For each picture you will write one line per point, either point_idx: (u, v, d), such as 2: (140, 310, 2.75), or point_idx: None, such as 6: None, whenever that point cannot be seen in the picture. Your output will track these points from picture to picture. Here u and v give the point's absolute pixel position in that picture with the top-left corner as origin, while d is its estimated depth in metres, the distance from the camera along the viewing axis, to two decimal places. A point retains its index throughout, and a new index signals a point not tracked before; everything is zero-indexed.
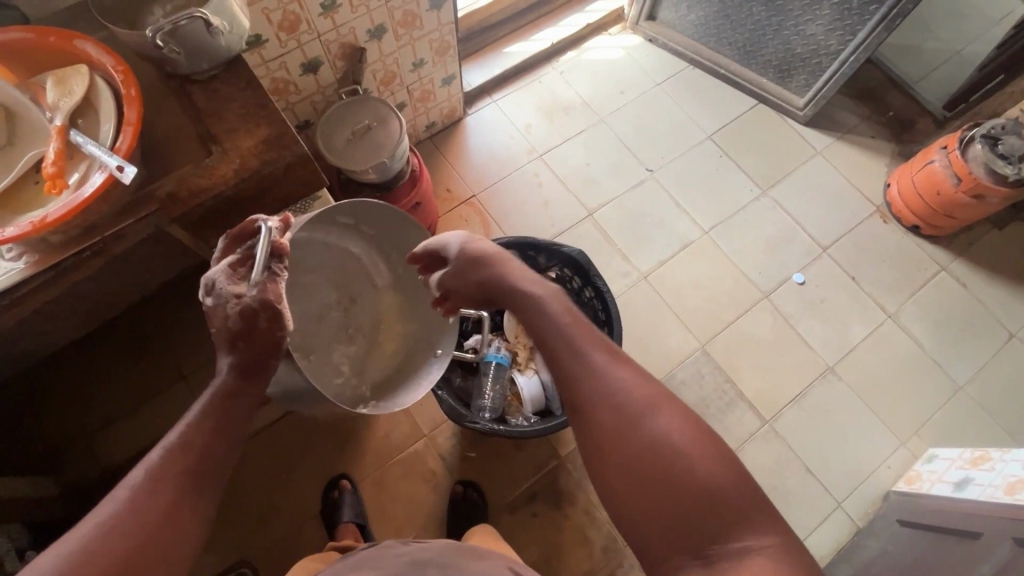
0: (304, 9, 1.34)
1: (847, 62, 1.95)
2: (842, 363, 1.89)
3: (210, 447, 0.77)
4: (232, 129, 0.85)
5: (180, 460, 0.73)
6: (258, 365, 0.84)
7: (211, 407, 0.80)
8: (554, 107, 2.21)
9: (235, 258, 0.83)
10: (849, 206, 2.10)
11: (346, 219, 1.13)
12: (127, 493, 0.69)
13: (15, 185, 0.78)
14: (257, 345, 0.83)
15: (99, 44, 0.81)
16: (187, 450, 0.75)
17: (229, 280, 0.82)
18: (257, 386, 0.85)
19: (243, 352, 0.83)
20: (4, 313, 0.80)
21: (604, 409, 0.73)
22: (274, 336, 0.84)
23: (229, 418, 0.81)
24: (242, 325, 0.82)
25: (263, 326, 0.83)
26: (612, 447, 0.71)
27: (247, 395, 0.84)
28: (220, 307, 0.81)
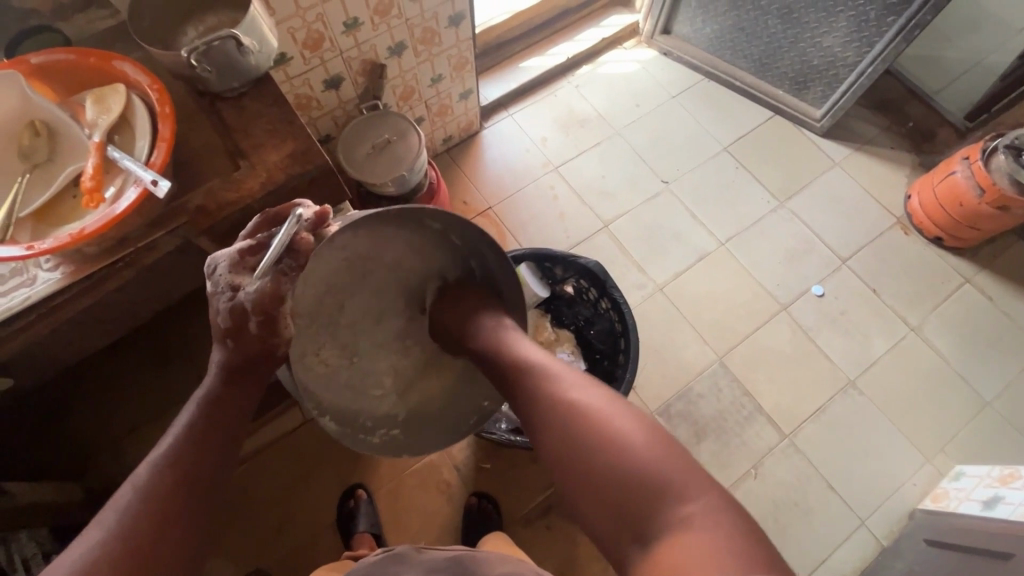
0: (328, 28, 1.38)
1: (864, 73, 1.94)
2: (863, 376, 1.86)
3: (212, 441, 0.82)
4: (260, 144, 0.88)
5: (189, 445, 0.80)
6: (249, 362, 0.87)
7: (203, 414, 0.84)
8: (570, 120, 2.23)
9: (251, 244, 0.81)
10: (868, 217, 2.08)
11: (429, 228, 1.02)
12: (146, 476, 0.77)
13: (54, 198, 0.81)
14: (251, 346, 0.86)
15: (136, 64, 0.85)
16: (179, 460, 0.79)
17: (233, 267, 0.82)
18: (251, 387, 0.89)
19: (241, 352, 0.86)
20: (41, 321, 0.83)
21: (553, 417, 0.83)
22: (269, 341, 0.87)
23: (221, 424, 0.85)
24: (240, 320, 0.83)
25: (253, 328, 0.84)
26: (560, 448, 0.80)
27: (242, 397, 0.88)
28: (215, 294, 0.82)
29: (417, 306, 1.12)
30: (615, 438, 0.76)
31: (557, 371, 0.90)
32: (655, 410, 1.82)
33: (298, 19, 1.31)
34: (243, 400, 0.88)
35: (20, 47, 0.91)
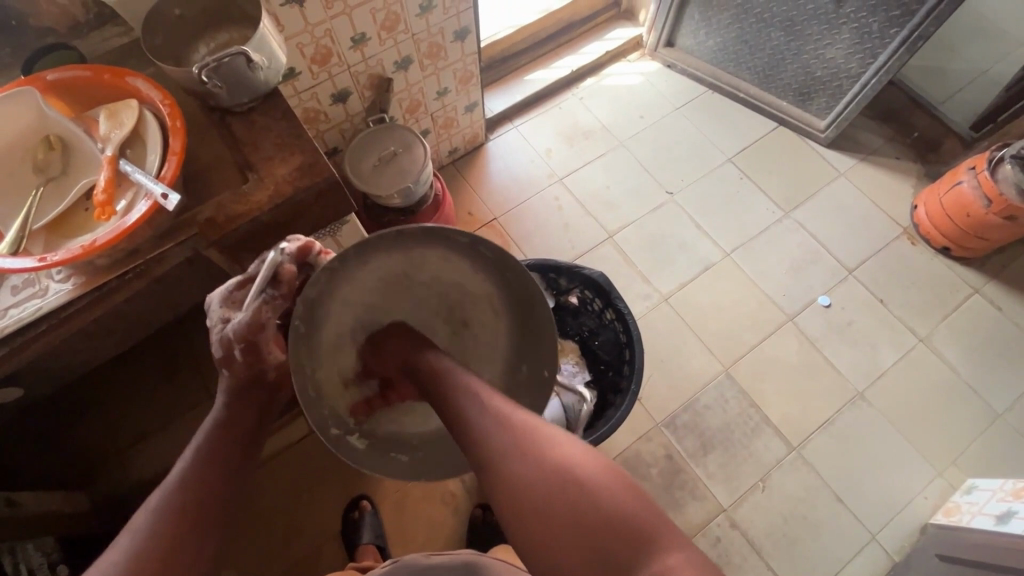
0: (336, 43, 1.41)
1: (868, 84, 1.95)
2: (872, 387, 1.84)
3: (221, 466, 0.81)
4: (268, 158, 0.90)
5: (197, 471, 0.79)
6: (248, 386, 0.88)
7: (209, 441, 0.83)
8: (574, 131, 2.25)
9: (239, 278, 0.84)
10: (875, 227, 2.07)
11: (463, 240, 0.92)
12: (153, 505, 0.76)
13: (67, 211, 0.83)
14: (244, 375, 0.87)
15: (148, 80, 0.87)
16: (190, 475, 0.79)
17: (226, 300, 0.84)
18: (254, 410, 0.88)
19: (238, 378, 0.87)
20: (52, 332, 0.85)
21: (518, 459, 0.77)
22: (260, 368, 0.87)
23: (228, 441, 0.84)
24: (230, 350, 0.84)
25: (241, 357, 0.85)
26: (528, 492, 0.75)
27: (243, 419, 0.87)
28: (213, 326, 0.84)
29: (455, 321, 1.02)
30: (589, 481, 0.74)
31: (506, 405, 0.83)
32: (662, 421, 1.80)
33: (307, 35, 1.33)
34: (246, 421, 0.87)
35: (37, 65, 0.93)
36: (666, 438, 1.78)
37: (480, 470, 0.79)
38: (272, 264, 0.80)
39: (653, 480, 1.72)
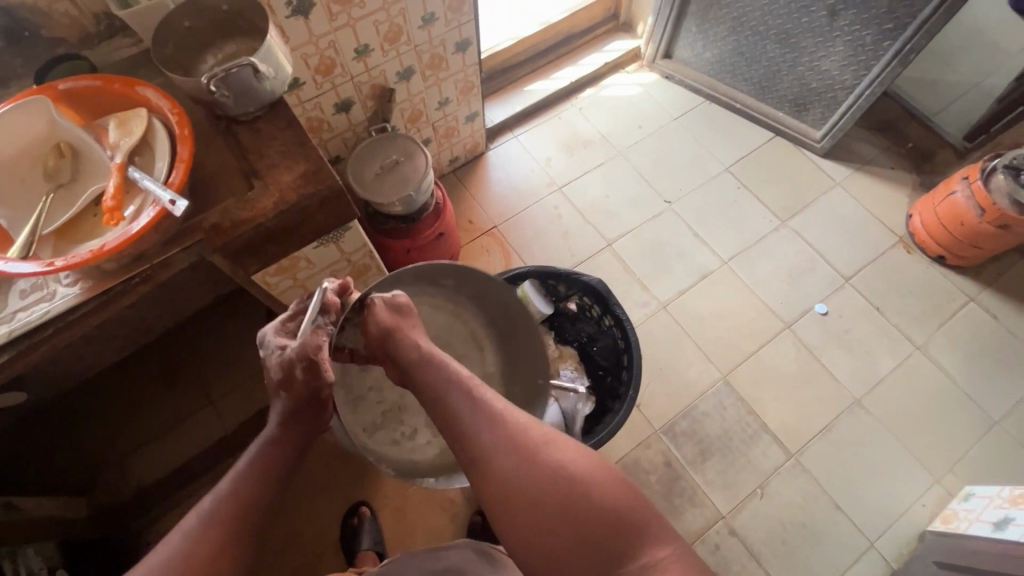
0: (340, 54, 1.43)
1: (862, 95, 1.98)
2: (869, 395, 1.85)
3: (262, 489, 0.83)
4: (273, 165, 0.92)
5: (237, 495, 0.80)
6: (297, 411, 0.90)
7: (255, 463, 0.85)
8: (573, 141, 2.28)
9: (287, 315, 0.93)
10: (871, 236, 2.09)
11: (450, 283, 1.25)
12: (192, 523, 0.77)
13: (76, 217, 0.84)
14: (299, 396, 0.89)
15: (158, 90, 0.89)
16: (237, 494, 0.80)
17: (277, 334, 0.91)
18: (304, 433, 0.92)
19: (291, 401, 0.90)
20: (58, 335, 0.86)
21: (505, 454, 0.81)
22: (313, 387, 0.90)
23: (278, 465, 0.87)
24: (287, 372, 0.88)
25: (302, 378, 0.88)
26: (516, 487, 0.79)
27: (293, 443, 0.89)
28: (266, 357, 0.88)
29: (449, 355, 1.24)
30: (576, 474, 0.79)
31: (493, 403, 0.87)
32: (660, 428, 1.81)
33: (311, 46, 1.36)
34: (295, 444, 0.90)
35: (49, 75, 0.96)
36: (665, 445, 1.79)
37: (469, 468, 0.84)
38: (322, 294, 0.92)
39: (651, 487, 1.72)
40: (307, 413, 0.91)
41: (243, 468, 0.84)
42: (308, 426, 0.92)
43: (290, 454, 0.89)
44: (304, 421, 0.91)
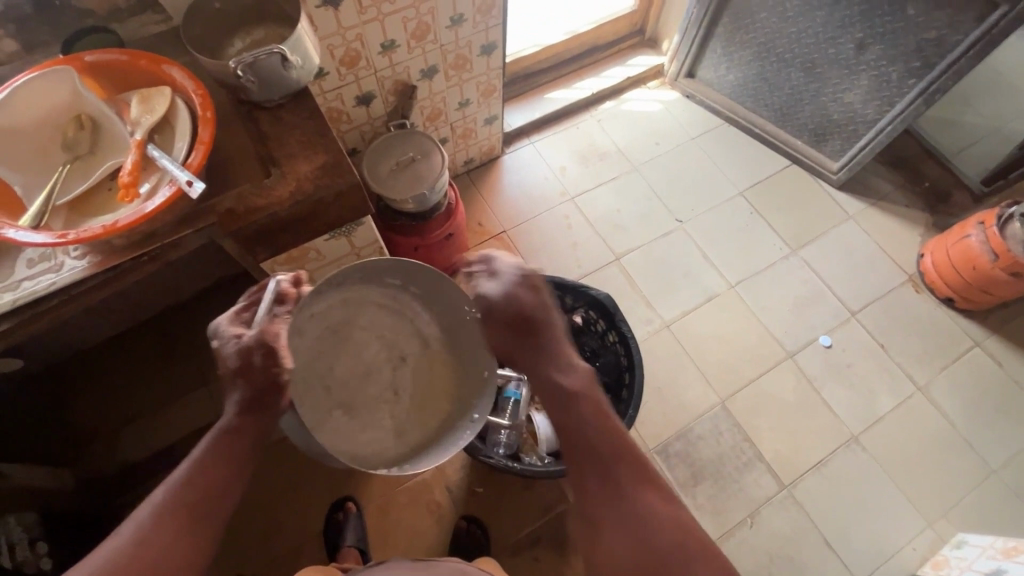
0: (365, 48, 1.43)
1: (883, 131, 1.97)
2: (867, 432, 1.83)
3: (209, 490, 0.79)
4: (291, 154, 0.91)
5: (187, 495, 0.77)
6: (258, 400, 0.88)
7: (201, 462, 0.81)
8: (589, 152, 2.27)
9: (241, 305, 0.91)
10: (880, 272, 2.08)
11: (394, 280, 1.21)
12: (131, 528, 0.73)
13: (91, 190, 0.84)
14: (261, 381, 0.88)
15: (184, 69, 0.89)
16: (192, 485, 0.78)
17: (232, 324, 0.90)
18: (266, 424, 0.89)
19: (252, 387, 0.87)
20: (63, 307, 0.85)
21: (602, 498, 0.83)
22: (273, 371, 0.88)
23: (235, 461, 0.84)
24: (248, 358, 0.86)
25: (260, 364, 0.87)
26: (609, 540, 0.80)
27: (253, 438, 0.87)
28: (222, 346, 0.87)
29: (398, 353, 1.21)
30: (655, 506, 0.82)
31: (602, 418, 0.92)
32: (654, 448, 1.80)
33: (338, 37, 1.36)
34: (257, 438, 0.88)
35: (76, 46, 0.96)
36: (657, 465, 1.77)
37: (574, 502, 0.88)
38: (279, 285, 0.94)
39: None
40: (271, 400, 0.89)
41: (199, 462, 0.81)
42: (271, 415, 0.90)
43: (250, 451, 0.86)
44: (269, 408, 0.89)
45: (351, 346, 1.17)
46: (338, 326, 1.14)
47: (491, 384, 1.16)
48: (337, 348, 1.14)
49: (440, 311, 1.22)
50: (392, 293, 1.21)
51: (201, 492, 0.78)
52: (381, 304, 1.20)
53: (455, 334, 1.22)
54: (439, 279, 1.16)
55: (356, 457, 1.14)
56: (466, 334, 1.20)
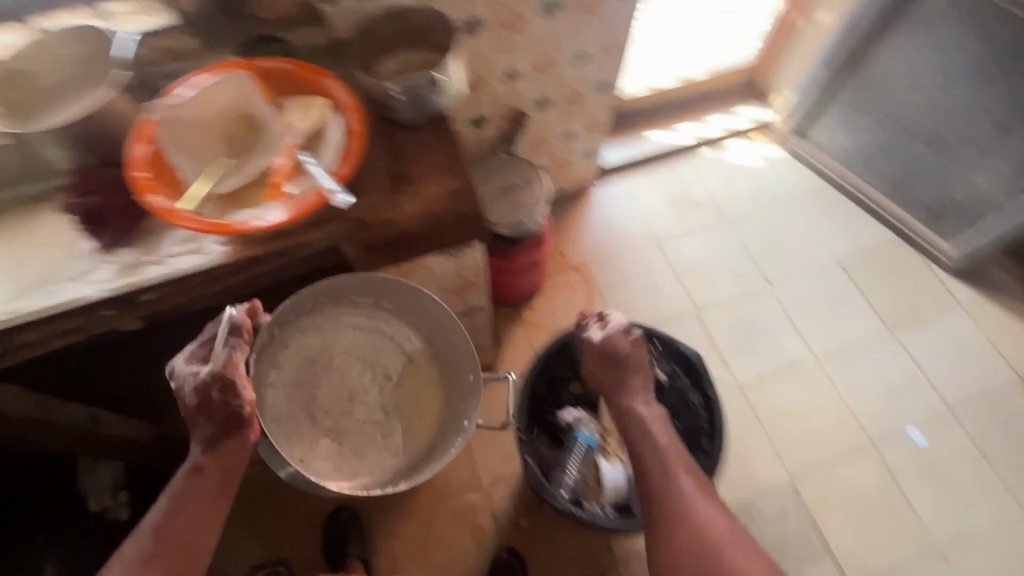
0: (490, 74, 1.48)
1: (1015, 220, 1.84)
2: (954, 546, 1.66)
3: (182, 534, 0.91)
4: (425, 174, 0.95)
5: (163, 542, 0.90)
6: (219, 434, 0.95)
7: (171, 508, 0.93)
8: (682, 197, 2.23)
9: (198, 342, 0.97)
10: (989, 372, 1.90)
11: (367, 299, 1.23)
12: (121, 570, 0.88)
13: (243, 183, 0.90)
14: (220, 415, 0.94)
15: (341, 83, 0.95)
16: (168, 535, 0.90)
17: (189, 364, 0.96)
18: (233, 461, 0.96)
19: (221, 424, 0.95)
20: (201, 286, 0.93)
21: (706, 510, 1.05)
22: (235, 405, 0.94)
23: (210, 505, 0.94)
24: (212, 396, 0.93)
25: (217, 399, 0.93)
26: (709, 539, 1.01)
27: (219, 476, 0.95)
28: (180, 386, 0.94)
29: (382, 372, 1.22)
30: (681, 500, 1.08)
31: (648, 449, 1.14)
32: None
33: (468, 62, 1.41)
34: (223, 478, 0.95)
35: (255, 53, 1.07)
36: None
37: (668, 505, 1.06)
38: (232, 318, 0.96)
39: None
40: (231, 437, 0.96)
41: (171, 508, 0.92)
42: (237, 445, 0.96)
43: (217, 487, 0.95)
44: (236, 441, 0.96)
45: (333, 370, 1.20)
46: (314, 355, 1.19)
47: (478, 387, 1.17)
48: (322, 375, 1.19)
49: (418, 321, 1.24)
50: (372, 315, 1.23)
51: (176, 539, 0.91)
52: (355, 331, 1.22)
53: (435, 341, 1.24)
54: (411, 292, 1.18)
55: (351, 476, 1.15)
56: (445, 340, 1.22)
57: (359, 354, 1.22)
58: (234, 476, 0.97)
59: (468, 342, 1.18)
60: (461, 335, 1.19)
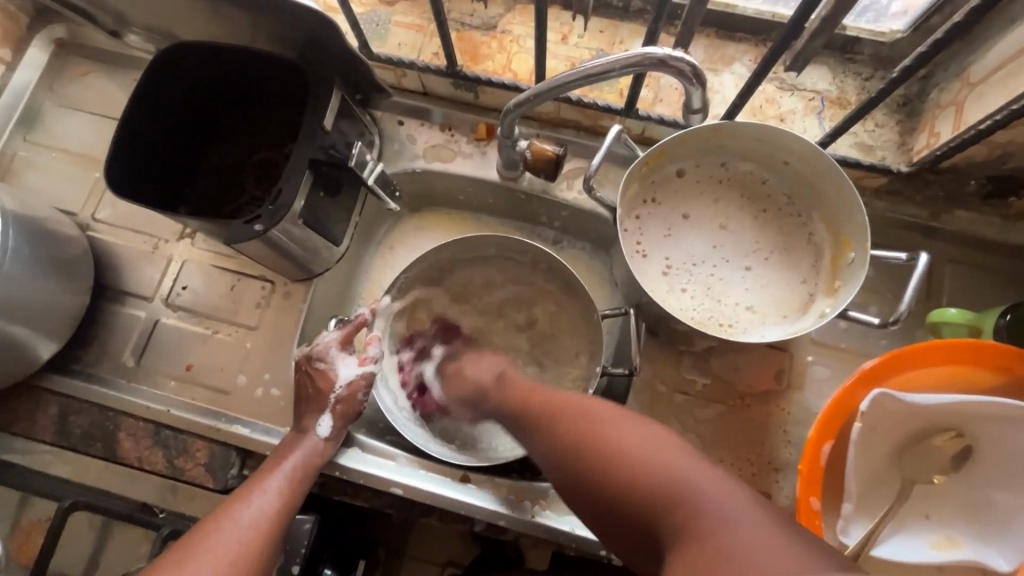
0: None
1: None
2: None
3: (254, 506, 0.56)
4: None
5: (244, 504, 0.56)
6: (342, 426, 0.65)
7: (243, 488, 0.58)
8: None
9: (329, 352, 0.66)
10: None
11: (473, 266, 0.76)
12: (180, 542, 0.53)
13: (912, 565, 0.54)
14: (332, 393, 0.65)
15: None
16: (226, 509, 0.55)
17: (335, 369, 0.66)
18: (304, 468, 0.60)
19: (320, 419, 0.63)
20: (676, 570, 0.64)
21: (627, 431, 0.46)
22: (354, 403, 0.66)
23: (246, 560, 0.53)
24: (322, 391, 0.64)
25: (358, 398, 0.67)
26: (642, 484, 0.42)
27: (280, 495, 0.57)
28: (350, 391, 0.66)
29: (486, 331, 0.78)
30: (638, 467, 0.43)
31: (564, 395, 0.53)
32: None
33: None
34: (286, 497, 0.58)
35: (948, 291, 0.67)
36: None
37: (620, 457, 0.44)
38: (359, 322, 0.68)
39: None
40: (340, 406, 0.65)
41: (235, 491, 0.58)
42: (335, 435, 0.64)
43: (274, 469, 0.59)
44: (312, 437, 0.62)
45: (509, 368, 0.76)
46: (456, 325, 0.78)
47: (589, 326, 0.71)
48: (450, 319, 0.78)
49: (529, 268, 0.75)
50: (482, 267, 0.77)
51: (200, 536, 0.53)
52: (534, 259, 0.73)
53: (552, 282, 0.74)
54: (537, 259, 0.73)
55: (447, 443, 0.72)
56: (543, 271, 0.74)
57: (477, 320, 0.78)
58: (310, 483, 0.60)
59: (561, 269, 0.71)
60: (550, 268, 0.72)
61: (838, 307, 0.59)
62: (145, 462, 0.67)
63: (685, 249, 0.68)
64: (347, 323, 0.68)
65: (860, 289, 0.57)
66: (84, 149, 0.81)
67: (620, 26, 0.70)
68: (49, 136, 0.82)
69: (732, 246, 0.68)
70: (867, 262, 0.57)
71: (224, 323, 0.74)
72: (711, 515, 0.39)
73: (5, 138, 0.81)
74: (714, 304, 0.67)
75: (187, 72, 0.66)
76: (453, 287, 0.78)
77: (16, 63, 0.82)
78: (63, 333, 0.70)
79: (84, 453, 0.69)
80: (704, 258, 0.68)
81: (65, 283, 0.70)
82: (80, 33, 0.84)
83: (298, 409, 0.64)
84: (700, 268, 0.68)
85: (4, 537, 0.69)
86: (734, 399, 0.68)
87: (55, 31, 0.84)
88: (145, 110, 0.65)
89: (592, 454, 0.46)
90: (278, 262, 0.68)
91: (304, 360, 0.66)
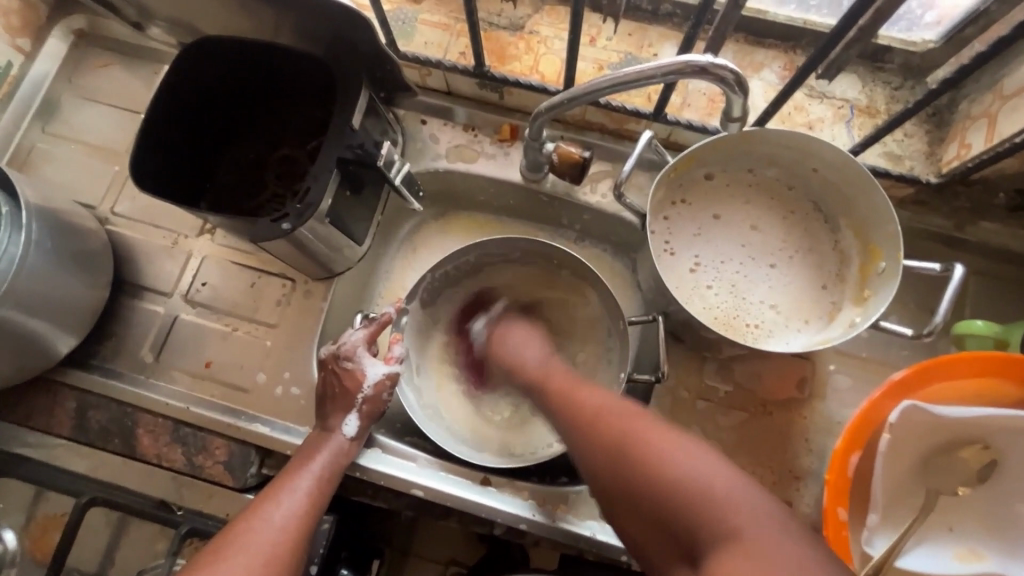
0: None
1: None
2: None
3: (284, 506, 0.56)
4: None
5: (274, 503, 0.56)
6: (366, 425, 0.64)
7: (271, 486, 0.58)
8: None
9: (355, 350, 0.66)
10: None
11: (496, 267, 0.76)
12: (212, 543, 0.53)
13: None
14: (358, 392, 0.64)
15: None
16: (256, 508, 0.55)
17: (360, 368, 0.65)
18: (331, 468, 0.60)
19: (345, 419, 0.63)
20: None
21: (658, 434, 0.46)
22: (379, 402, 0.66)
23: (279, 560, 0.53)
24: (347, 390, 0.64)
25: (382, 398, 0.66)
26: (670, 491, 0.42)
27: (308, 494, 0.57)
28: (375, 390, 0.66)
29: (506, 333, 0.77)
30: (669, 471, 0.43)
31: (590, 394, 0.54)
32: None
33: None
34: (314, 496, 0.58)
35: (972, 303, 0.67)
36: None
37: (643, 461, 0.44)
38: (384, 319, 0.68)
39: None
40: (365, 406, 0.64)
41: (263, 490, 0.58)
42: (360, 434, 0.64)
43: (301, 468, 0.59)
44: (337, 437, 0.62)
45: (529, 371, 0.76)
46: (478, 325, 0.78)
47: (611, 331, 0.71)
48: (471, 320, 0.78)
49: (552, 271, 0.74)
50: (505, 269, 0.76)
51: (233, 535, 0.53)
52: (557, 262, 0.72)
53: (574, 285, 0.74)
54: (560, 262, 0.72)
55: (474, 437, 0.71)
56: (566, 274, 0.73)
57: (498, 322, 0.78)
58: (337, 482, 0.60)
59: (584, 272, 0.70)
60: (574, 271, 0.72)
61: (868, 317, 0.59)
62: (163, 459, 0.67)
63: (710, 255, 0.68)
64: (372, 321, 0.68)
65: (891, 300, 0.57)
66: (103, 142, 0.81)
67: (649, 30, 0.70)
68: (67, 127, 0.81)
69: (762, 247, 0.68)
70: (899, 273, 0.57)
71: (244, 320, 0.73)
72: (747, 522, 0.39)
73: (24, 129, 0.80)
74: (739, 310, 0.66)
75: (214, 67, 0.66)
76: (474, 288, 0.77)
77: (36, 53, 0.81)
78: (82, 327, 0.70)
79: (101, 449, 0.68)
80: (732, 256, 0.68)
81: (85, 277, 0.69)
82: (101, 24, 0.83)
83: (323, 408, 0.64)
84: (727, 267, 0.68)
85: (19, 531, 0.68)
86: (756, 407, 0.68)
87: (75, 22, 0.83)
88: (172, 104, 0.64)
89: (620, 456, 0.46)
90: (301, 260, 0.68)
91: (330, 358, 0.65)
